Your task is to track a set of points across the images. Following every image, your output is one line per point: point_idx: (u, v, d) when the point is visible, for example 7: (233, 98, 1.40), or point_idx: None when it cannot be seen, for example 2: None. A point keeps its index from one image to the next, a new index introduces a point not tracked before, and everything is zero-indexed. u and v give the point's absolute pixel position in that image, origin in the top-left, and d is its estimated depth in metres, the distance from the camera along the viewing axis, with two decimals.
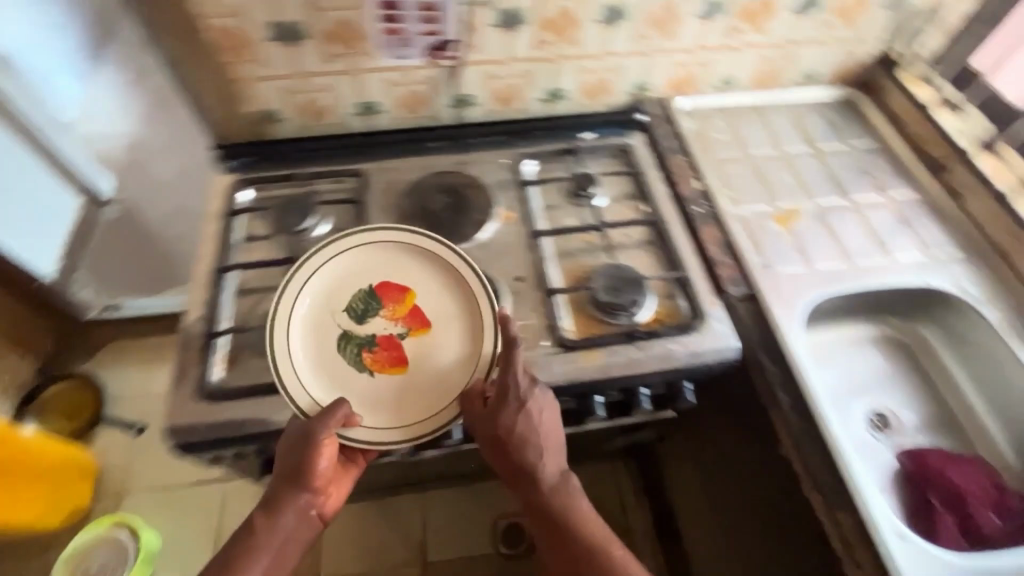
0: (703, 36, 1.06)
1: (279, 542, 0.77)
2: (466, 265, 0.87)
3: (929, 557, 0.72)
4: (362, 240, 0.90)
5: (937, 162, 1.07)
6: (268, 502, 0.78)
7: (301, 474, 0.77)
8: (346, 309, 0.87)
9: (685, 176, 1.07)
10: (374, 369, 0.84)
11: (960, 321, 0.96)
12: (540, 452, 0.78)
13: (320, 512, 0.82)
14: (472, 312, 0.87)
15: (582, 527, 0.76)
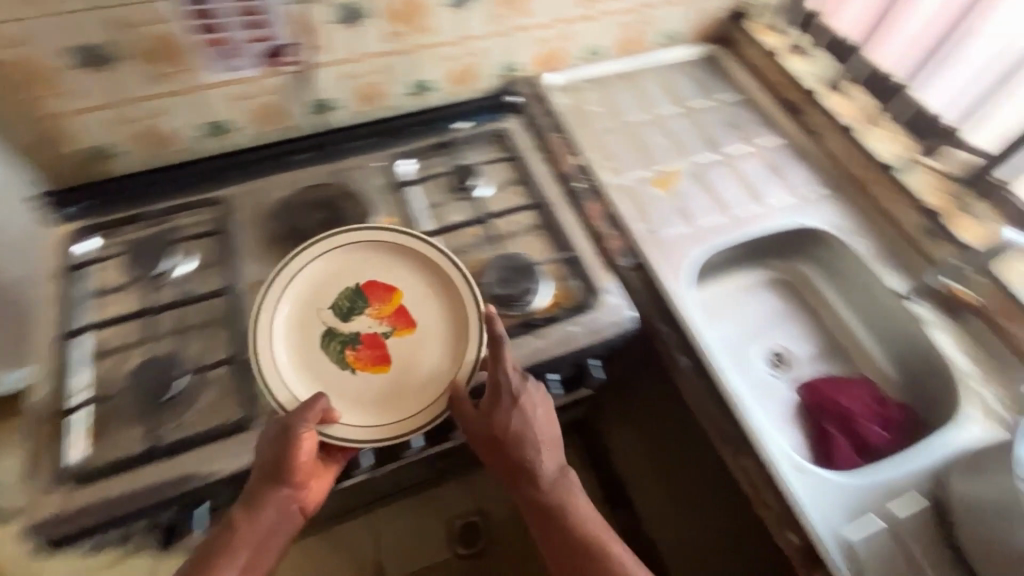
0: (559, 10, 1.05)
1: (255, 541, 0.71)
2: (455, 269, 0.83)
3: (828, 485, 0.76)
4: (348, 239, 0.85)
5: (793, 105, 1.13)
6: (247, 497, 0.72)
7: (279, 470, 0.70)
8: (332, 307, 0.83)
9: (565, 153, 1.06)
10: (356, 367, 0.80)
11: (831, 254, 1.02)
12: (537, 447, 0.77)
13: (303, 504, 0.75)
14: (459, 308, 0.83)
15: (581, 519, 0.75)
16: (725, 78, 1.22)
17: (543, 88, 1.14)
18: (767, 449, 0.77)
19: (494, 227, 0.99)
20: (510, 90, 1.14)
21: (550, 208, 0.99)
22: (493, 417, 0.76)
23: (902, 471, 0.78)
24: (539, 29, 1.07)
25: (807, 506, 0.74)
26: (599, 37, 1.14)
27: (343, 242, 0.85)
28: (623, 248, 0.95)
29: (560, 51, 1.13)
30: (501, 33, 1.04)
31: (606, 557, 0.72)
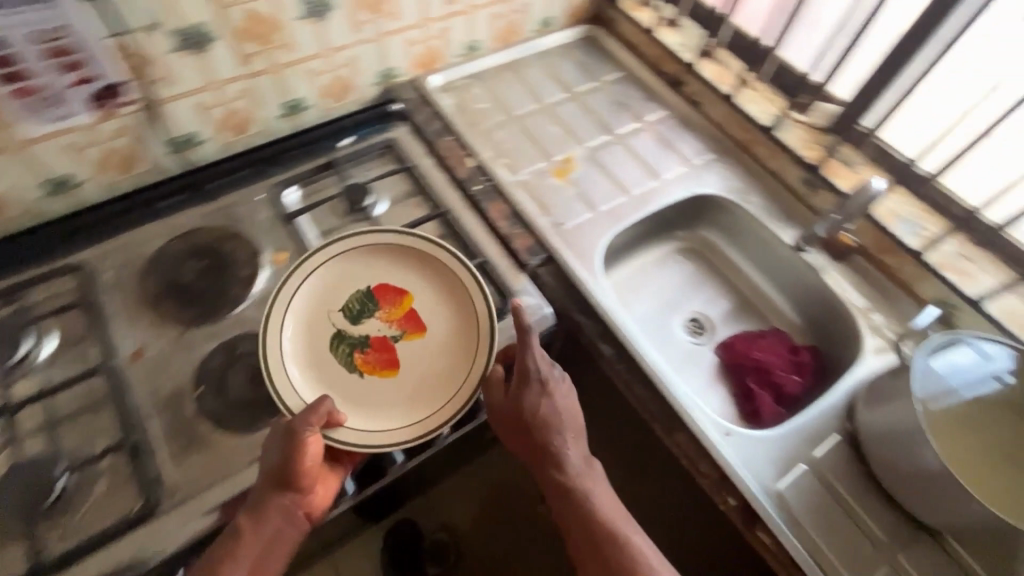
0: (427, 9, 1.00)
1: (256, 554, 0.65)
2: (469, 275, 0.82)
3: (757, 443, 0.79)
4: (361, 241, 0.84)
5: (673, 78, 1.16)
6: (253, 505, 0.67)
7: (285, 475, 0.67)
8: (343, 309, 0.82)
9: (458, 156, 1.02)
10: (364, 371, 0.78)
11: (727, 217, 1.06)
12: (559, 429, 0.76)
13: (309, 510, 0.70)
14: (467, 309, 0.82)
15: (602, 506, 0.74)
16: (606, 58, 1.23)
17: (426, 91, 1.10)
18: (696, 420, 0.78)
19: None
20: (392, 98, 1.09)
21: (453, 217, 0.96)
22: (516, 398, 0.76)
23: (818, 412, 0.83)
24: (410, 31, 1.02)
25: (740, 467, 0.76)
26: (475, 32, 1.11)
27: (348, 247, 0.84)
28: (531, 246, 0.93)
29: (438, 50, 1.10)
30: (370, 40, 0.98)
31: (628, 545, 0.70)
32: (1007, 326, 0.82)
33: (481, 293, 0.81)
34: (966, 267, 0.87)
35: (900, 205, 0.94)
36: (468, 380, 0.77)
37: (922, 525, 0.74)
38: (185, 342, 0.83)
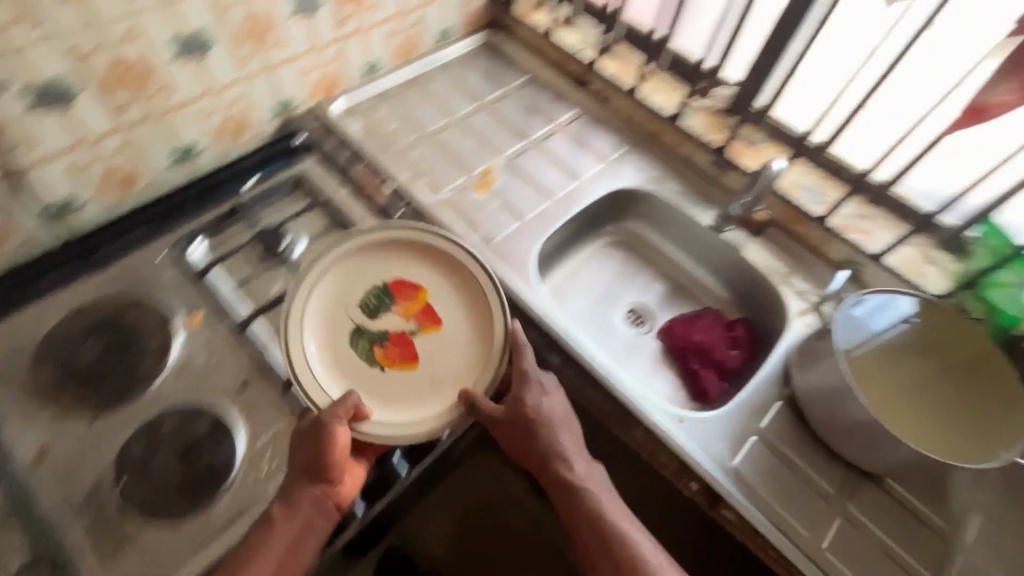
0: (318, 34, 0.96)
1: (288, 544, 0.67)
2: (484, 272, 0.82)
3: (708, 424, 0.81)
4: (373, 237, 0.84)
5: (578, 77, 1.17)
6: (283, 495, 0.69)
7: (318, 466, 0.69)
8: (359, 304, 0.82)
9: (374, 183, 0.98)
10: (385, 365, 0.79)
11: (648, 207, 1.09)
12: (558, 436, 0.78)
13: (339, 499, 0.72)
14: (478, 299, 0.83)
15: (605, 514, 0.74)
16: (510, 64, 1.23)
17: (331, 119, 1.05)
18: (650, 414, 0.80)
19: None
20: (295, 130, 1.03)
21: None
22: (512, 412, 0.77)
23: (760, 383, 0.86)
24: (303, 58, 0.97)
25: (695, 451, 0.78)
26: (372, 52, 1.08)
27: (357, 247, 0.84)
28: None
29: (336, 75, 1.05)
30: (260, 73, 0.92)
31: (633, 550, 0.71)
32: (906, 274, 0.89)
33: (495, 289, 0.82)
34: (864, 225, 0.94)
35: (801, 176, 1.00)
36: (484, 373, 0.78)
37: (863, 472, 0.79)
38: (99, 430, 0.74)
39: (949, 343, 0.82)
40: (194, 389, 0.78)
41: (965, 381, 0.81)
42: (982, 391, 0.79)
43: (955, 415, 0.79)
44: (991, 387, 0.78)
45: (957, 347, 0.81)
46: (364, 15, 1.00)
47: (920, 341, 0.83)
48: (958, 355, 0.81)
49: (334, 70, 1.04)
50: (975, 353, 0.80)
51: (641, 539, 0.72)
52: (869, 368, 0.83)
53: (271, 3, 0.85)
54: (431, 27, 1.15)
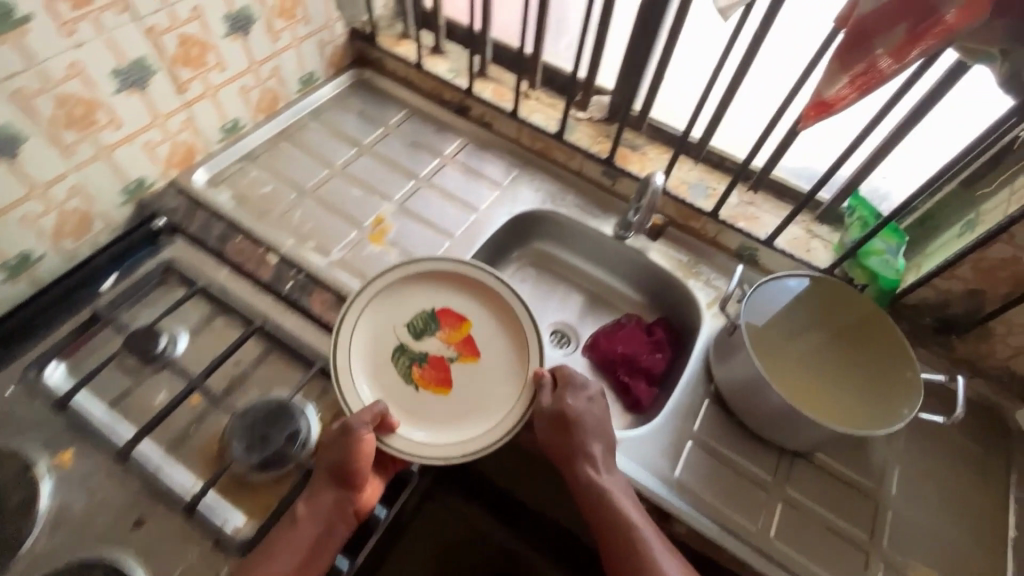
0: (156, 104, 0.86)
1: (307, 546, 0.66)
2: (524, 314, 0.86)
3: (645, 440, 0.81)
4: (431, 266, 0.88)
5: (457, 105, 1.14)
6: (309, 495, 0.69)
7: (343, 469, 0.69)
8: (407, 324, 0.87)
9: (256, 255, 0.89)
10: (418, 384, 0.84)
11: (550, 226, 1.08)
12: (592, 438, 0.75)
13: (360, 506, 0.71)
14: (512, 332, 0.87)
15: (624, 515, 0.70)
16: (385, 101, 1.18)
17: (194, 193, 0.95)
18: None
19: (217, 381, 0.80)
20: (153, 213, 0.92)
21: (276, 325, 0.84)
22: (553, 408, 0.77)
23: (685, 385, 0.87)
24: (144, 133, 0.87)
25: (637, 470, 0.78)
26: (227, 111, 0.99)
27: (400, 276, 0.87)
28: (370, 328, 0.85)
29: (190, 143, 0.96)
30: (94, 159, 0.82)
31: (642, 551, 0.68)
32: (794, 253, 0.94)
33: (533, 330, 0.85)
34: (752, 212, 0.98)
35: (688, 172, 1.02)
36: (519, 397, 0.82)
37: (794, 452, 0.82)
38: None
39: (844, 315, 0.86)
40: (74, 542, 0.67)
41: (862, 353, 0.84)
42: (880, 358, 0.82)
43: (852, 383, 0.82)
44: (888, 353, 0.81)
45: (852, 317, 0.85)
46: (207, 75, 0.91)
47: (817, 317, 0.87)
48: (856, 325, 0.85)
49: (186, 138, 0.94)
50: (870, 320, 0.83)
51: (658, 549, 0.68)
52: (772, 342, 0.86)
53: (89, 83, 0.76)
54: (290, 75, 1.07)
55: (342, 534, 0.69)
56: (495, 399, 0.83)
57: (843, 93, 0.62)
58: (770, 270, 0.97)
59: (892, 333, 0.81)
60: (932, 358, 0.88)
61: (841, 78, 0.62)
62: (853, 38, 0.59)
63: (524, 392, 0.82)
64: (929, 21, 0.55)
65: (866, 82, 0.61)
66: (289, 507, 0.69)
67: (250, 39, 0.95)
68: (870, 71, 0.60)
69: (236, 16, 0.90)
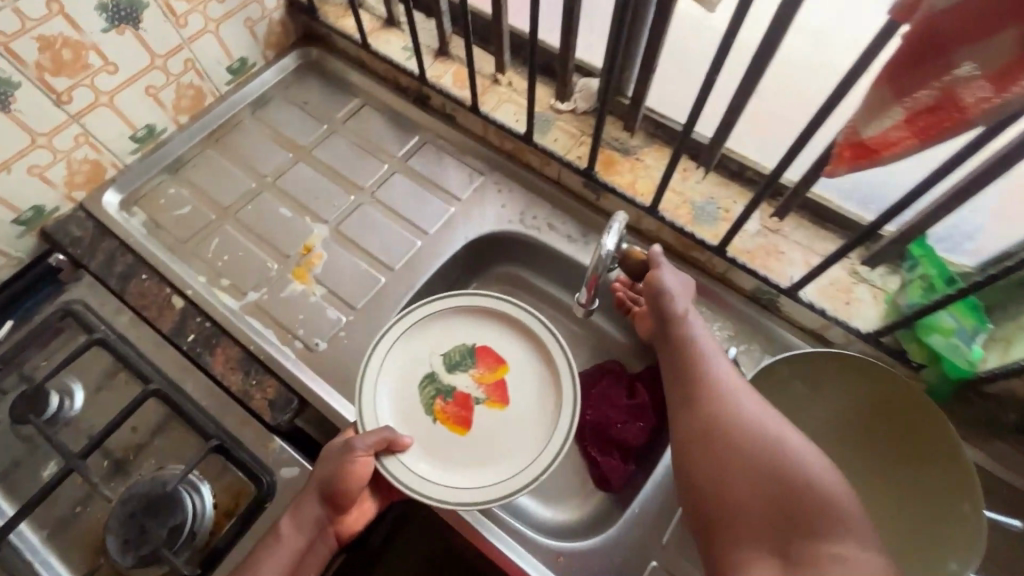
0: (32, 123, 0.72)
1: (287, 564, 0.61)
2: (569, 371, 0.72)
3: (595, 558, 0.65)
4: (482, 301, 0.75)
5: (414, 93, 0.93)
6: (293, 507, 0.63)
7: (332, 489, 0.62)
8: (444, 352, 0.74)
9: (161, 298, 0.78)
10: (435, 418, 0.70)
11: (517, 247, 0.87)
12: (682, 288, 0.66)
13: (340, 527, 0.65)
14: (549, 370, 0.73)
15: (695, 340, 0.61)
16: (333, 86, 0.98)
17: (102, 219, 0.83)
18: (526, 563, 0.64)
19: (108, 452, 0.71)
20: (56, 245, 0.82)
21: (174, 389, 0.72)
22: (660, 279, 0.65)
23: (656, 485, 0.69)
24: (25, 156, 0.74)
25: None
26: (135, 117, 0.84)
27: (447, 308, 0.75)
28: (277, 396, 0.71)
29: (93, 159, 0.82)
30: None
31: (708, 372, 0.57)
32: (826, 309, 0.70)
33: (572, 390, 0.71)
34: (776, 244, 0.73)
35: (694, 185, 0.78)
36: (538, 458, 0.67)
37: None
38: None
39: (889, 440, 0.62)
40: None
41: (890, 498, 0.61)
42: (914, 527, 0.59)
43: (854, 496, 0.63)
44: (933, 526, 0.58)
45: (904, 449, 0.61)
46: (93, 80, 0.76)
47: (849, 426, 0.64)
48: (904, 465, 0.61)
49: (86, 154, 0.81)
50: (933, 473, 0.59)
51: (728, 374, 0.57)
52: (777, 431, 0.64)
53: None
54: (214, 66, 0.90)
55: (321, 557, 0.63)
56: (515, 448, 0.69)
57: (895, 136, 0.40)
58: (793, 323, 0.73)
59: (959, 512, 0.56)
60: (1011, 460, 0.65)
61: (892, 111, 0.39)
62: (918, 51, 0.36)
63: (559, 427, 0.69)
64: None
65: (935, 122, 0.38)
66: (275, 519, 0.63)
67: (143, 29, 0.77)
68: (944, 104, 0.37)
69: (114, 4, 0.73)
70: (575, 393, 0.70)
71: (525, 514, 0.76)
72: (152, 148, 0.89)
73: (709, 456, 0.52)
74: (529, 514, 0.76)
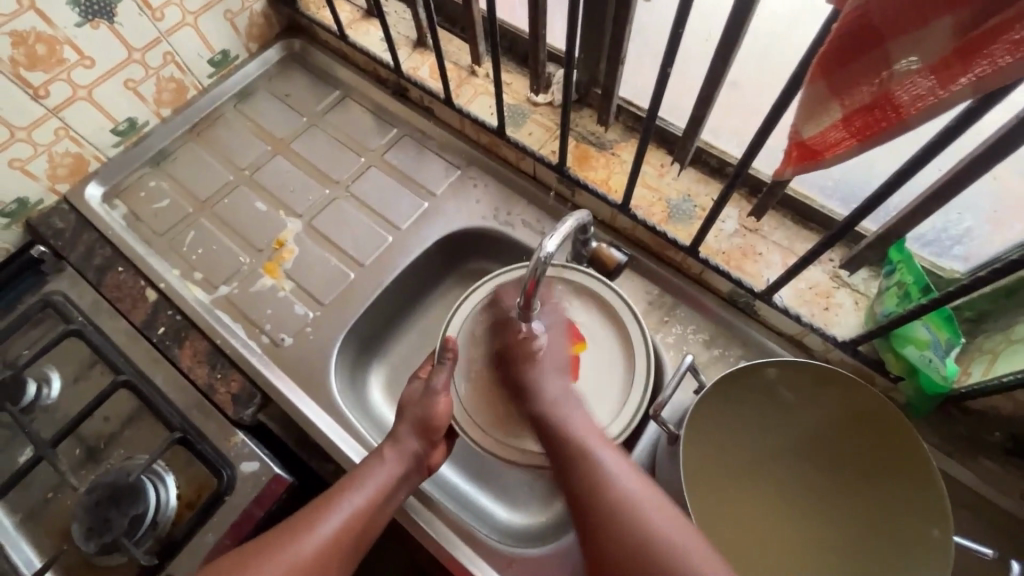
0: (10, 117, 0.74)
1: (383, 484, 0.62)
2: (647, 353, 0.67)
3: (545, 564, 0.64)
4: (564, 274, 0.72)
5: (393, 86, 0.92)
6: (392, 438, 0.65)
7: (427, 419, 0.65)
8: None
9: (138, 290, 0.80)
10: None
11: (488, 244, 0.85)
12: (554, 351, 0.62)
13: (431, 463, 0.67)
14: (625, 342, 0.68)
15: (573, 425, 0.56)
16: (316, 77, 0.97)
17: (84, 212, 0.85)
18: (472, 565, 0.64)
19: (80, 441, 0.72)
20: (39, 237, 0.84)
21: (143, 380, 0.73)
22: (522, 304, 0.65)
23: None
24: (5, 148, 0.75)
25: None
26: (116, 111, 0.85)
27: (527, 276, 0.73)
28: (241, 391, 0.73)
29: (75, 152, 0.84)
30: None
31: (569, 426, 0.56)
32: (802, 314, 0.66)
33: (644, 373, 0.66)
34: (754, 245, 0.70)
35: (670, 181, 0.74)
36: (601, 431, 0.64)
37: None
38: None
39: (855, 453, 0.59)
40: None
41: (834, 520, 0.59)
42: (862, 551, 0.56)
43: (800, 511, 0.60)
44: (878, 544, 0.56)
45: (874, 466, 0.58)
46: (69, 74, 0.76)
47: (814, 441, 0.61)
48: (884, 485, 0.57)
49: (68, 148, 0.82)
50: (915, 503, 0.55)
51: (621, 465, 0.53)
52: (750, 456, 0.62)
53: None
54: (195, 59, 0.89)
55: (409, 490, 0.65)
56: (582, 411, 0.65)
57: (834, 137, 0.39)
58: (769, 328, 0.70)
59: (912, 536, 0.54)
60: (999, 478, 0.61)
61: (831, 110, 0.38)
62: (853, 41, 0.33)
63: (633, 394, 0.65)
64: (999, 16, 0.29)
65: (874, 122, 0.37)
66: (375, 448, 0.65)
67: (118, 23, 0.77)
68: (880, 103, 0.36)
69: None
70: (650, 377, 0.65)
71: (484, 515, 0.75)
72: (135, 140, 0.90)
73: (630, 563, 0.48)
74: (491, 518, 0.75)
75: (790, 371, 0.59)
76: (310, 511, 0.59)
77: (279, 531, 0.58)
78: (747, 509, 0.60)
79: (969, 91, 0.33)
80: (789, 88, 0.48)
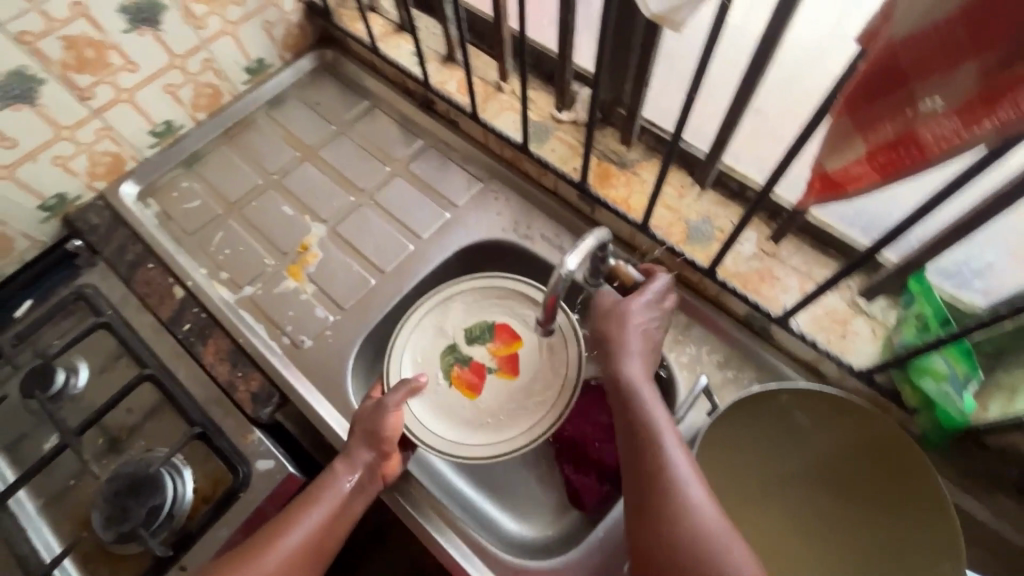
0: (56, 117, 0.77)
1: (338, 500, 0.64)
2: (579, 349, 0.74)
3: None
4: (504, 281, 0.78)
5: (420, 99, 0.94)
6: (345, 451, 0.67)
7: (376, 432, 0.66)
8: (466, 329, 0.79)
9: (166, 287, 0.82)
10: (452, 379, 0.77)
11: (506, 256, 0.87)
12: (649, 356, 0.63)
13: (386, 472, 0.67)
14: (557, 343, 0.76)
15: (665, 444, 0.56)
16: (346, 88, 1.00)
17: (119, 209, 0.88)
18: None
19: (103, 430, 0.75)
20: (75, 232, 0.87)
21: (167, 374, 0.75)
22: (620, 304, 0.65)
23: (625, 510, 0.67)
24: (50, 147, 0.79)
25: None
26: (155, 113, 0.88)
27: (475, 285, 0.79)
28: (260, 389, 0.75)
29: (114, 152, 0.87)
30: None
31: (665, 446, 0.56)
32: (818, 340, 0.66)
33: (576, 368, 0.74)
34: (771, 269, 0.70)
35: (690, 203, 0.75)
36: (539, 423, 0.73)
37: None
38: None
39: (869, 483, 0.59)
40: None
41: (848, 551, 0.58)
42: None
43: (811, 537, 0.60)
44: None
45: (887, 497, 0.58)
46: (114, 78, 0.80)
47: (826, 469, 0.61)
48: (902, 520, 0.56)
49: (107, 147, 0.86)
50: (926, 538, 0.54)
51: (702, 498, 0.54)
52: (761, 479, 0.62)
53: None
54: (232, 66, 0.93)
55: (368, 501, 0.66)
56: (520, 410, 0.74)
57: (857, 171, 0.40)
58: (784, 352, 0.70)
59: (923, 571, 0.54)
60: (1015, 517, 0.60)
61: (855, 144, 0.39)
62: (880, 79, 0.35)
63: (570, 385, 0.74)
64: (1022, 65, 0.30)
65: (896, 159, 0.38)
66: (329, 463, 0.67)
67: (162, 30, 0.80)
68: (905, 141, 0.37)
69: (135, 7, 0.76)
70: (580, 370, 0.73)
71: (490, 524, 0.76)
72: (170, 142, 0.93)
73: None
74: (497, 527, 0.76)
75: (804, 397, 0.59)
76: (273, 524, 0.61)
77: (247, 544, 0.60)
78: (755, 531, 0.60)
79: (994, 134, 0.33)
80: (815, 117, 0.49)
